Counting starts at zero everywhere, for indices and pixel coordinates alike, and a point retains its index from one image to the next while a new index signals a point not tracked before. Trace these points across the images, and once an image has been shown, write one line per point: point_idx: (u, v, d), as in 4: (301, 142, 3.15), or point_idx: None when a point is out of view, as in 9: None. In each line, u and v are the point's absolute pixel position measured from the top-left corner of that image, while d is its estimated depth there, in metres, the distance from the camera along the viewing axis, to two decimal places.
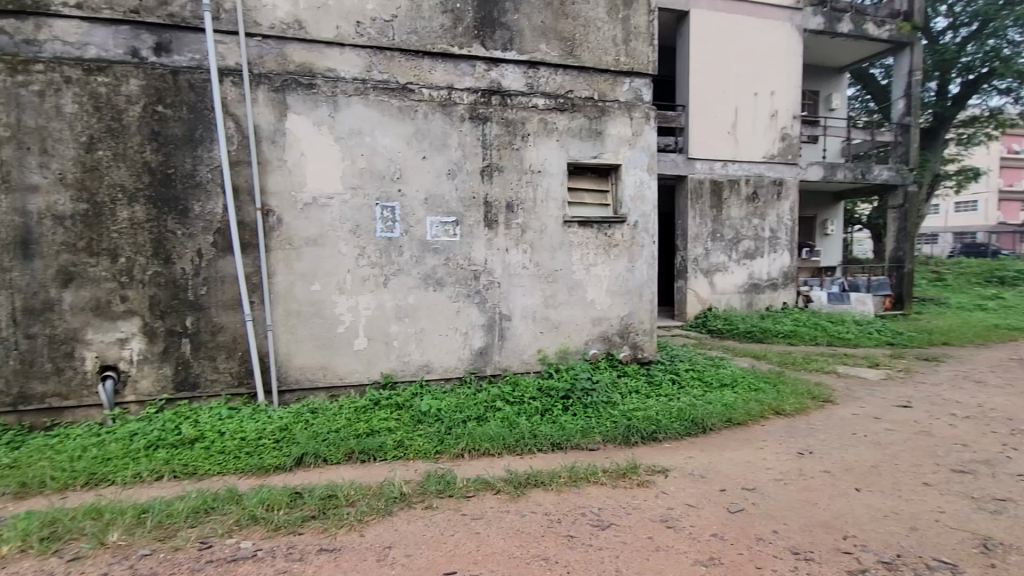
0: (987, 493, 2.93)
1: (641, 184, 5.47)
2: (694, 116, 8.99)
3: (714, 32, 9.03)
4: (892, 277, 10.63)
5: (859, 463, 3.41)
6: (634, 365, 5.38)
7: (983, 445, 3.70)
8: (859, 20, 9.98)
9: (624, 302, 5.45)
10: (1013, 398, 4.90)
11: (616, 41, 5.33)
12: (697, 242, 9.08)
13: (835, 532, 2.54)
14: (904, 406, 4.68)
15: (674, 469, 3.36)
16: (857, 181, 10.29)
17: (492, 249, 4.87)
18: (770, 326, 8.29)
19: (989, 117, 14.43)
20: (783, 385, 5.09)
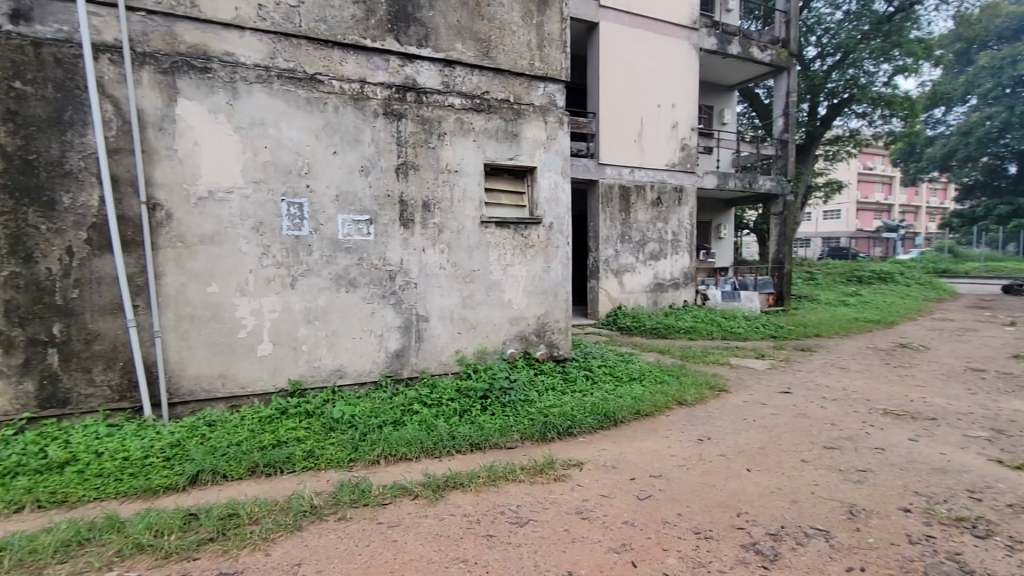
0: (851, 465, 3.35)
1: (555, 187, 5.64)
2: (604, 123, 9.39)
3: (621, 45, 9.50)
4: (775, 276, 11.83)
5: (749, 445, 3.76)
6: (550, 363, 5.52)
7: (847, 423, 4.23)
8: (745, 44, 11.00)
9: (540, 301, 5.58)
10: (869, 381, 5.66)
11: (531, 46, 5.44)
12: (607, 243, 9.49)
13: (731, 510, 2.77)
14: (785, 391, 5.24)
15: (588, 462, 3.49)
16: (745, 189, 11.32)
17: (408, 248, 4.77)
18: (673, 322, 8.89)
19: (849, 138, 16.54)
20: (685, 377, 5.49)
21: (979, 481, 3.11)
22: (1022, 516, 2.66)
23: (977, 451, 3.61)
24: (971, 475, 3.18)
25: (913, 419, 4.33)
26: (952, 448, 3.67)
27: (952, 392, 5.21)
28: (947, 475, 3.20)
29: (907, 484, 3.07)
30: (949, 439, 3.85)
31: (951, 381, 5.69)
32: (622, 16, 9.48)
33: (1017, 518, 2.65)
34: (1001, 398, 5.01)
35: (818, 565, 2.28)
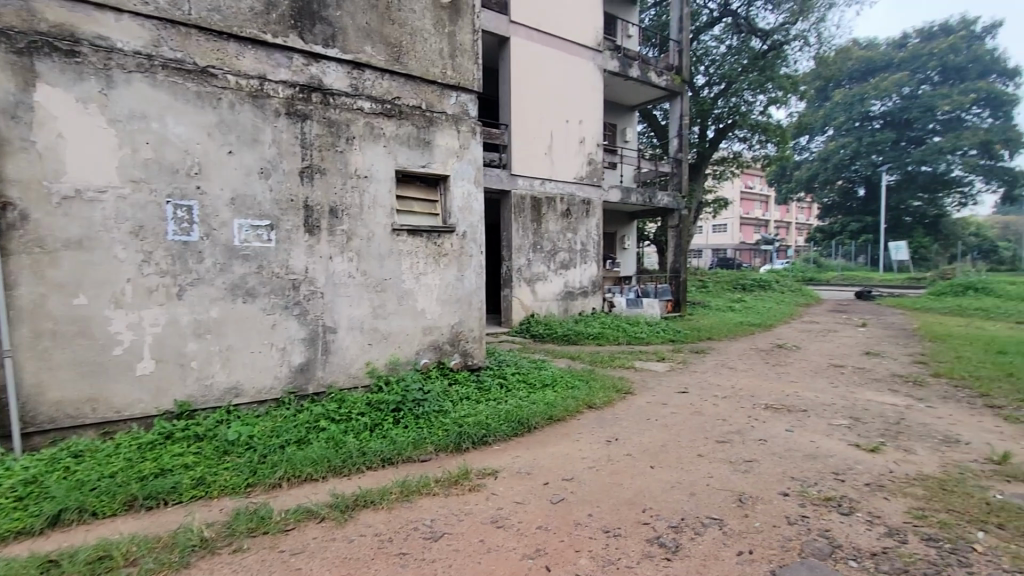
0: (740, 456, 3.68)
1: (468, 196, 5.65)
2: (516, 135, 9.58)
3: (530, 61, 9.78)
4: (672, 285, 12.71)
5: (653, 443, 3.99)
6: (464, 372, 5.49)
7: (736, 418, 4.64)
8: (644, 68, 11.81)
9: (454, 311, 5.55)
10: (753, 378, 6.26)
11: (443, 54, 5.44)
12: (520, 253, 9.67)
13: (637, 507, 2.92)
14: (683, 391, 5.64)
15: (503, 470, 3.51)
16: (645, 204, 12.09)
17: (314, 256, 4.53)
18: (583, 329, 9.24)
19: (733, 159, 18.30)
20: (594, 381, 5.72)
21: (842, 464, 3.54)
22: (875, 492, 3.07)
23: (840, 437, 4.12)
24: (836, 459, 3.62)
25: (789, 412, 4.84)
26: (821, 436, 4.16)
27: (819, 386, 5.90)
28: (817, 460, 3.61)
29: (786, 470, 3.42)
30: (818, 428, 4.36)
31: (818, 376, 6.45)
32: (531, 33, 9.77)
33: (871, 494, 3.05)
34: (857, 389, 5.76)
35: (714, 552, 2.46)
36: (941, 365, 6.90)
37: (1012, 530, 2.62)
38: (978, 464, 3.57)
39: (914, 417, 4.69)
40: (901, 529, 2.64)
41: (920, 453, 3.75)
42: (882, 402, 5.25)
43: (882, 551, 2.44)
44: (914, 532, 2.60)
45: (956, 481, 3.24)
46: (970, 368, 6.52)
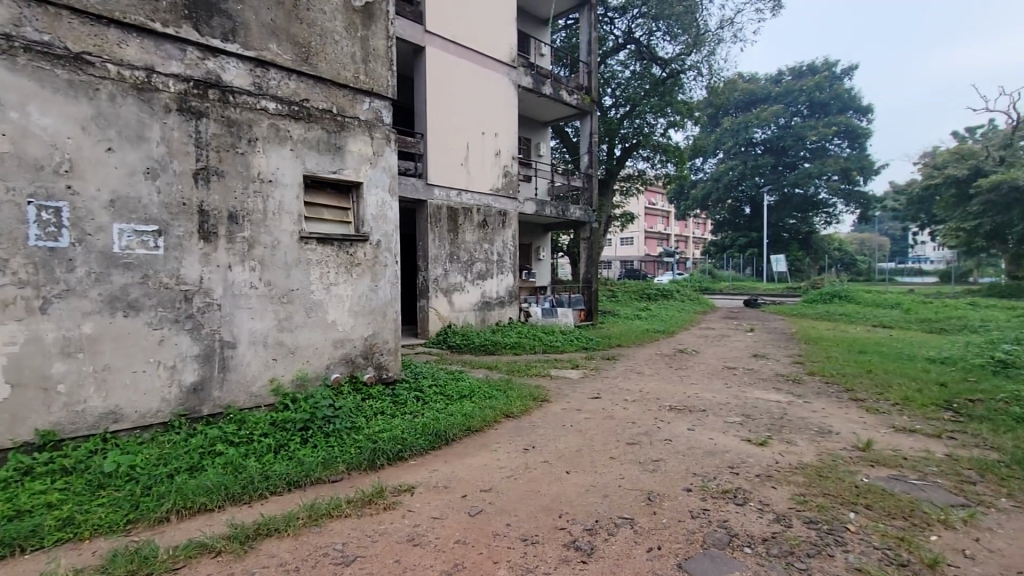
0: (649, 457, 3.87)
1: (382, 204, 5.50)
2: (432, 145, 9.51)
3: (446, 71, 9.78)
4: (585, 294, 13.21)
5: (568, 449, 4.10)
6: (379, 385, 5.30)
7: (645, 420, 4.89)
8: (556, 86, 12.27)
9: (367, 322, 5.35)
10: (659, 382, 6.64)
11: (355, 58, 5.29)
12: (437, 263, 9.56)
13: (554, 513, 2.97)
14: (596, 397, 5.86)
15: (419, 485, 3.42)
16: (559, 217, 12.49)
17: (210, 265, 4.17)
18: (500, 339, 9.30)
19: (638, 176, 19.49)
20: (511, 391, 5.76)
21: (737, 458, 3.85)
22: (764, 482, 3.37)
23: (734, 433, 4.48)
24: (731, 453, 3.93)
25: (691, 412, 5.19)
26: (719, 433, 4.50)
27: (716, 387, 6.40)
28: (715, 455, 3.90)
29: (689, 467, 3.65)
30: (716, 425, 4.72)
31: (714, 378, 7.00)
32: (447, 44, 9.79)
33: (762, 484, 3.34)
34: (748, 389, 6.32)
35: (627, 551, 2.56)
36: (814, 364, 7.77)
37: (875, 508, 2.99)
38: (846, 451, 4.04)
39: (794, 411, 5.23)
40: (787, 515, 2.91)
41: (800, 444, 4.18)
42: (768, 399, 5.80)
43: (772, 536, 2.67)
44: (798, 517, 2.89)
45: (830, 467, 3.65)
46: (838, 367, 7.40)
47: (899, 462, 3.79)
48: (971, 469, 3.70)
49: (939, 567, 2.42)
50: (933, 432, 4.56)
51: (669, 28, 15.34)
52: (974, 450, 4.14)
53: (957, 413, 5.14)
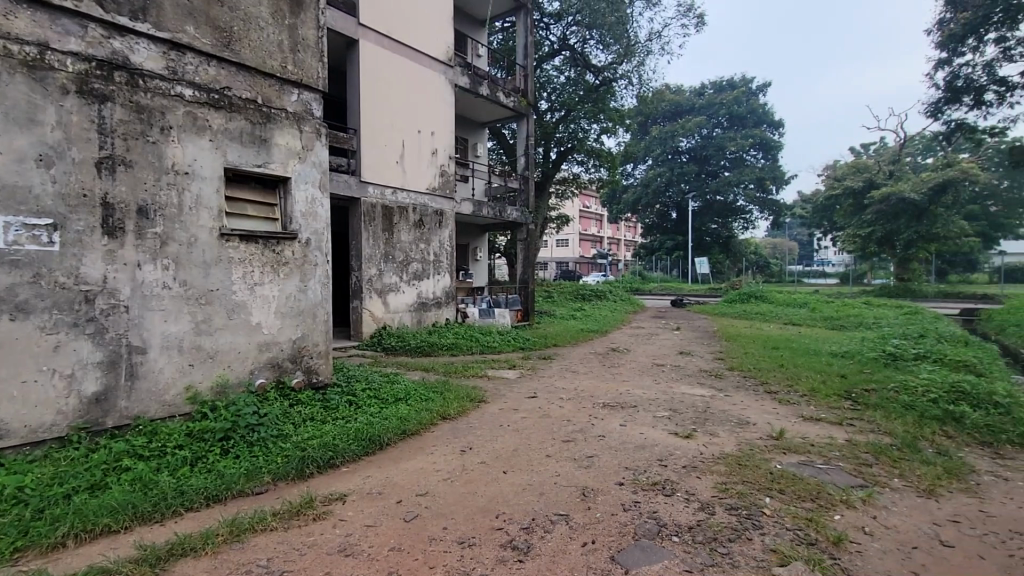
0: (583, 453, 3.96)
1: (312, 201, 5.27)
2: (366, 141, 9.24)
3: (381, 67, 9.54)
4: (521, 295, 13.33)
5: (505, 449, 4.11)
6: (308, 390, 5.07)
7: (579, 418, 5.01)
8: (493, 88, 12.31)
9: (296, 324, 5.11)
10: (593, 380, 6.83)
11: (282, 47, 5.03)
12: (371, 263, 9.29)
13: (491, 514, 2.96)
14: (532, 396, 5.93)
15: (352, 493, 3.30)
16: (496, 217, 12.52)
17: (116, 262, 3.81)
18: (436, 340, 9.19)
19: (572, 180, 19.96)
20: (448, 392, 5.70)
21: (665, 451, 4.03)
22: (690, 473, 3.55)
23: (663, 427, 4.69)
24: (660, 446, 4.11)
25: (622, 408, 5.38)
26: (648, 427, 4.69)
27: (645, 383, 6.67)
28: (646, 449, 4.05)
29: (622, 462, 3.77)
30: (646, 420, 4.91)
31: (644, 375, 7.30)
32: (382, 39, 9.55)
33: (688, 475, 3.52)
34: (675, 385, 6.63)
35: (563, 547, 2.60)
36: (734, 360, 8.30)
37: (787, 493, 3.23)
38: (762, 441, 4.35)
39: (716, 404, 5.55)
40: (711, 502, 3.08)
41: (722, 435, 4.45)
42: (693, 394, 6.12)
43: (697, 524, 2.81)
44: (720, 504, 3.06)
45: (748, 456, 3.90)
46: (754, 362, 7.94)
47: (807, 449, 4.12)
48: (868, 452, 4.09)
49: (841, 543, 2.66)
50: (835, 420, 5.00)
51: (602, 37, 15.78)
52: (870, 434, 4.58)
53: (855, 401, 5.67)
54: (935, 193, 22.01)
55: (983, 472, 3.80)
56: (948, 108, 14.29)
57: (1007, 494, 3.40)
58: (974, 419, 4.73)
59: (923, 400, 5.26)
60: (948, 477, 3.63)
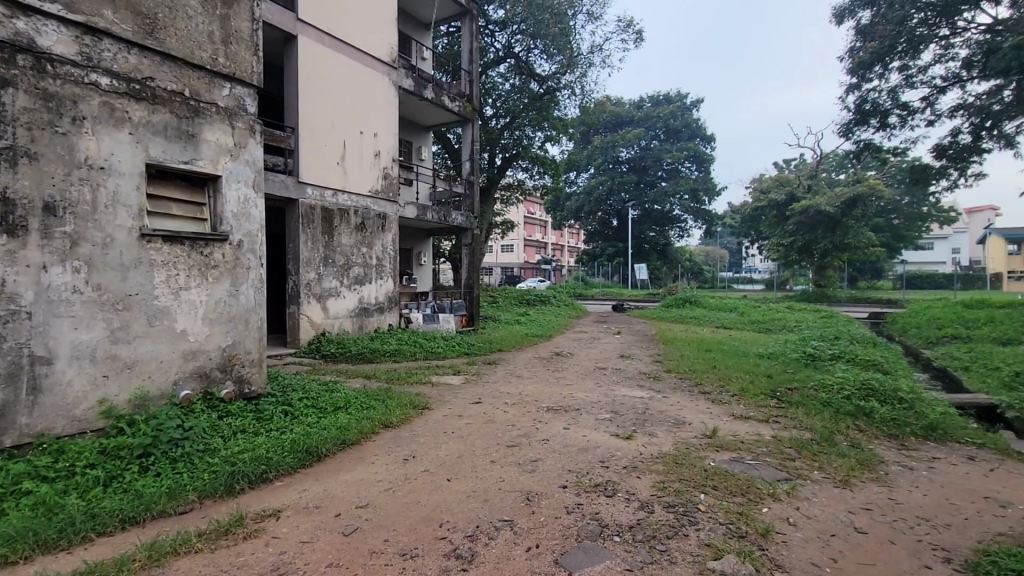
0: (527, 458, 3.98)
1: (245, 200, 5.01)
2: (304, 140, 8.90)
3: (321, 65, 9.24)
4: (466, 300, 13.26)
5: (449, 456, 4.06)
6: (239, 401, 4.79)
7: (524, 422, 5.03)
8: (437, 91, 12.22)
9: (226, 331, 4.83)
10: (537, 385, 6.88)
11: (213, 38, 4.76)
12: (309, 266, 8.94)
13: (434, 523, 2.91)
14: (477, 402, 5.89)
15: (287, 508, 3.14)
16: (440, 222, 12.40)
17: (18, 264, 3.46)
18: (378, 346, 8.97)
19: (517, 186, 20.15)
20: (390, 399, 5.57)
21: (607, 452, 4.12)
22: (630, 473, 3.64)
23: (604, 429, 4.80)
24: (602, 448, 4.20)
25: (566, 412, 5.45)
26: (591, 430, 4.78)
27: (588, 387, 6.80)
28: (588, 451, 4.13)
29: (565, 465, 3.82)
30: (588, 423, 5.00)
31: (586, 378, 7.44)
32: (322, 36, 9.26)
33: (628, 475, 3.61)
34: (617, 387, 6.80)
35: (507, 553, 2.60)
36: (671, 362, 8.63)
37: (720, 488, 3.38)
38: (697, 439, 4.54)
39: (655, 406, 5.75)
40: (650, 501, 3.18)
41: (660, 435, 4.60)
42: (633, 396, 6.31)
43: (637, 523, 2.89)
44: (659, 502, 3.17)
45: (684, 454, 4.06)
46: (690, 364, 8.29)
47: (738, 446, 4.35)
48: (791, 447, 4.37)
49: (769, 535, 2.82)
50: (763, 418, 5.31)
51: (546, 47, 16.05)
52: (793, 430, 4.89)
53: (780, 400, 6.05)
54: (846, 207, 23.98)
55: (890, 462, 4.15)
56: (858, 128, 15.62)
57: (911, 481, 3.73)
58: (882, 413, 5.16)
59: (839, 397, 5.69)
60: (861, 468, 3.94)
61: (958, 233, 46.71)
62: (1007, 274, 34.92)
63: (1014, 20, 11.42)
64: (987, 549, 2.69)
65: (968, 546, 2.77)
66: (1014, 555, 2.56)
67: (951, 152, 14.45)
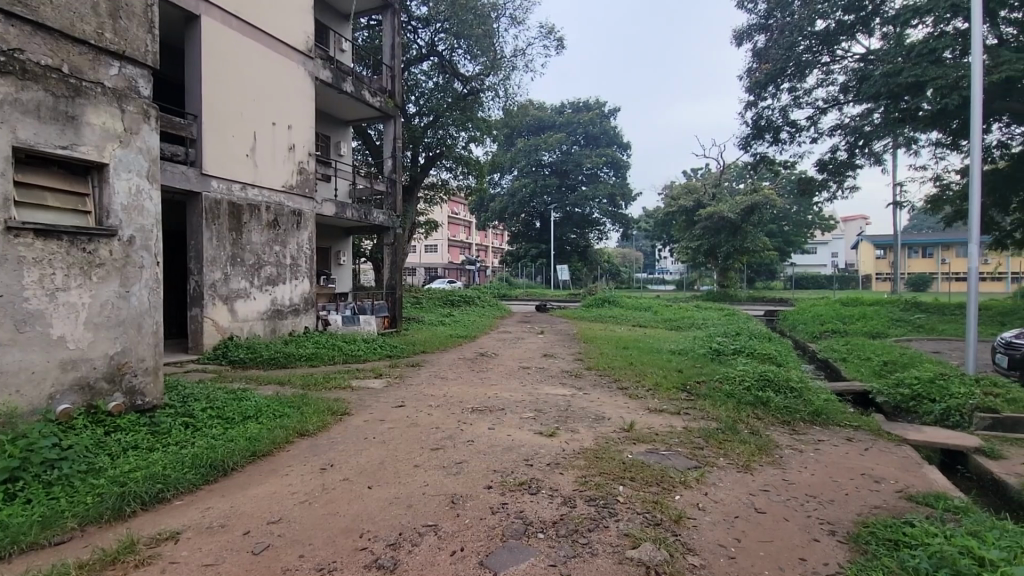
0: (452, 460, 3.93)
1: (137, 192, 4.56)
2: (208, 129, 8.22)
3: (228, 49, 8.59)
4: (388, 301, 12.89)
5: (370, 463, 3.91)
6: (130, 414, 4.33)
7: (448, 424, 4.97)
8: (357, 85, 11.79)
9: (113, 337, 4.36)
10: (462, 386, 6.82)
11: (98, 10, 4.28)
12: (215, 266, 8.28)
13: (354, 533, 2.79)
14: (399, 405, 5.74)
15: (187, 529, 2.87)
16: (361, 220, 11.95)
17: None
18: (293, 350, 8.49)
19: (441, 186, 19.96)
20: (306, 406, 5.28)
21: (530, 451, 4.17)
22: (554, 470, 3.71)
23: (529, 428, 4.86)
24: (526, 447, 4.24)
25: (491, 412, 5.46)
26: (515, 429, 4.82)
27: (512, 386, 6.87)
28: (513, 451, 4.16)
29: (490, 466, 3.82)
30: (513, 422, 5.04)
31: (511, 378, 7.50)
32: (230, 19, 8.62)
33: (551, 472, 3.68)
34: (540, 386, 6.92)
35: (431, 559, 2.54)
36: (592, 360, 8.93)
37: (637, 480, 3.54)
38: (616, 434, 4.73)
39: (576, 403, 5.92)
40: (572, 496, 3.26)
41: (581, 431, 4.74)
42: (556, 394, 6.45)
43: (561, 519, 2.95)
44: (581, 496, 3.26)
45: (604, 449, 4.21)
46: (609, 361, 8.62)
47: (653, 438, 4.58)
48: (700, 437, 4.67)
49: (682, 521, 2.99)
50: (675, 410, 5.64)
51: (469, 48, 15.99)
52: (701, 421, 5.24)
53: (690, 393, 6.45)
54: (746, 213, 26.12)
55: (784, 446, 4.56)
56: (755, 142, 17.07)
57: (801, 463, 4.13)
58: (776, 402, 5.67)
59: (740, 389, 6.17)
60: (760, 453, 4.30)
61: (837, 240, 52.48)
62: (875, 276, 39.72)
63: (881, 52, 12.98)
64: (865, 520, 3.02)
65: (849, 518, 3.10)
66: (887, 525, 2.90)
67: (831, 167, 16.21)
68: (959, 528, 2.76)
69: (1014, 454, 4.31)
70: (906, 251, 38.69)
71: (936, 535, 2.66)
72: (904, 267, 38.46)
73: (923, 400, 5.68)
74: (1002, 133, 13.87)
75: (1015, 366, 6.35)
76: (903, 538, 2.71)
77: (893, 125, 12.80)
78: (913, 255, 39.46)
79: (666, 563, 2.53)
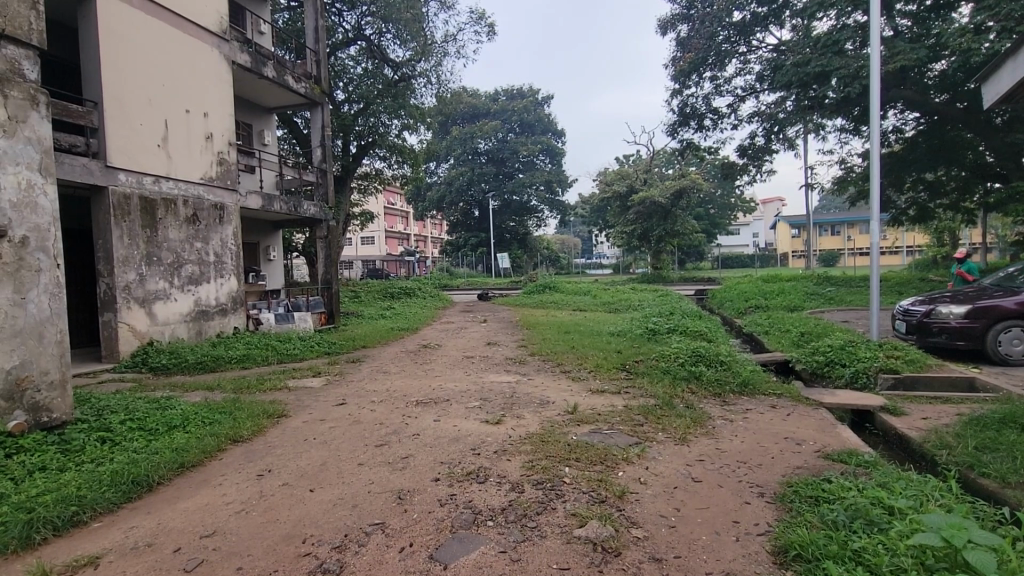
0: (397, 455, 3.86)
1: (28, 186, 4.14)
2: (112, 117, 7.49)
3: (130, 29, 7.84)
4: (324, 296, 12.34)
5: (310, 465, 3.77)
6: (35, 433, 3.94)
7: (392, 419, 4.88)
8: (279, 69, 11.09)
9: (10, 349, 3.95)
10: (407, 380, 6.72)
11: None
12: (128, 266, 7.62)
13: (296, 540, 2.68)
14: (340, 404, 5.57)
15: (108, 552, 2.66)
16: (290, 213, 11.31)
17: None
18: (222, 352, 8.02)
19: (376, 176, 19.38)
20: (239, 411, 4.99)
21: (477, 440, 4.17)
22: (500, 457, 3.73)
23: (475, 417, 4.86)
24: (472, 436, 4.25)
25: (435, 404, 5.41)
26: (461, 419, 4.81)
27: (456, 376, 6.86)
28: (459, 441, 4.15)
29: (436, 458, 3.78)
30: (459, 412, 5.04)
31: (455, 368, 7.48)
32: None
33: (500, 459, 3.70)
34: (485, 374, 6.97)
35: (379, 557, 2.50)
36: (535, 346, 9.06)
37: (583, 460, 3.64)
38: (561, 417, 4.81)
39: (521, 389, 6.00)
40: (520, 481, 3.30)
41: (526, 417, 4.81)
42: (501, 381, 6.53)
43: (509, 505, 2.98)
44: (529, 481, 3.30)
45: (550, 432, 4.28)
46: (553, 346, 8.78)
47: (595, 418, 4.72)
48: (640, 414, 4.86)
49: (624, 496, 3.10)
50: (615, 390, 5.83)
51: (398, 32, 15.48)
52: (640, 399, 5.46)
53: (629, 372, 6.70)
54: (675, 198, 27.30)
55: (717, 418, 4.82)
56: (681, 128, 17.72)
57: (732, 431, 4.40)
58: (708, 376, 6.01)
59: (675, 364, 6.51)
60: (695, 425, 4.53)
61: (757, 220, 56.07)
62: (791, 253, 42.86)
63: (791, 43, 13.83)
64: (790, 480, 3.26)
65: (776, 480, 3.33)
66: (808, 483, 3.14)
67: (751, 151, 17.22)
68: (870, 481, 3.04)
69: (912, 410, 4.80)
70: (817, 230, 42.02)
71: (850, 490, 2.91)
72: (816, 244, 41.81)
73: (836, 365, 6.20)
74: (897, 119, 15.36)
75: (912, 331, 7.03)
76: (823, 494, 2.94)
77: (804, 112, 13.81)
78: (822, 234, 43.00)
79: (611, 538, 2.62)
